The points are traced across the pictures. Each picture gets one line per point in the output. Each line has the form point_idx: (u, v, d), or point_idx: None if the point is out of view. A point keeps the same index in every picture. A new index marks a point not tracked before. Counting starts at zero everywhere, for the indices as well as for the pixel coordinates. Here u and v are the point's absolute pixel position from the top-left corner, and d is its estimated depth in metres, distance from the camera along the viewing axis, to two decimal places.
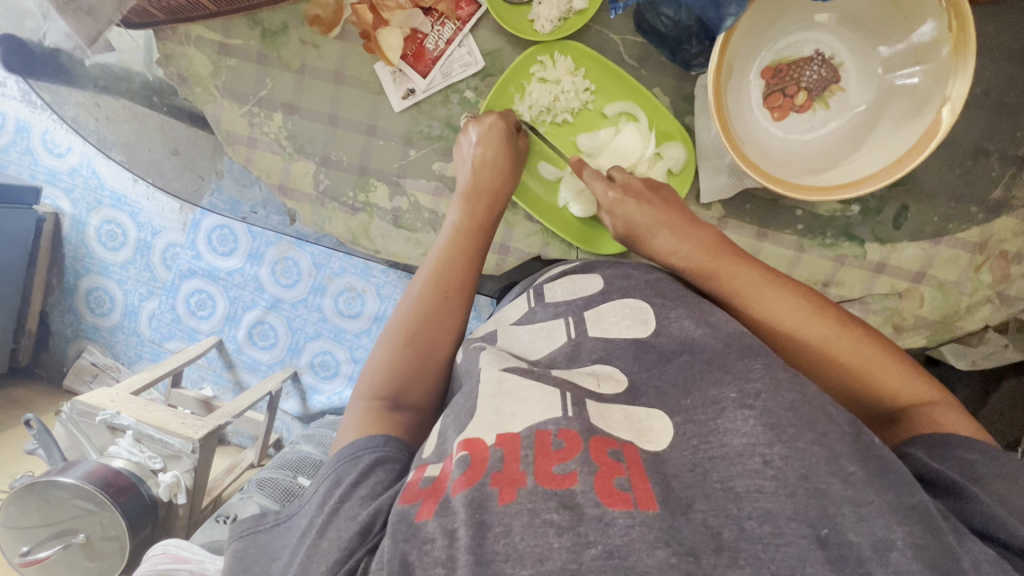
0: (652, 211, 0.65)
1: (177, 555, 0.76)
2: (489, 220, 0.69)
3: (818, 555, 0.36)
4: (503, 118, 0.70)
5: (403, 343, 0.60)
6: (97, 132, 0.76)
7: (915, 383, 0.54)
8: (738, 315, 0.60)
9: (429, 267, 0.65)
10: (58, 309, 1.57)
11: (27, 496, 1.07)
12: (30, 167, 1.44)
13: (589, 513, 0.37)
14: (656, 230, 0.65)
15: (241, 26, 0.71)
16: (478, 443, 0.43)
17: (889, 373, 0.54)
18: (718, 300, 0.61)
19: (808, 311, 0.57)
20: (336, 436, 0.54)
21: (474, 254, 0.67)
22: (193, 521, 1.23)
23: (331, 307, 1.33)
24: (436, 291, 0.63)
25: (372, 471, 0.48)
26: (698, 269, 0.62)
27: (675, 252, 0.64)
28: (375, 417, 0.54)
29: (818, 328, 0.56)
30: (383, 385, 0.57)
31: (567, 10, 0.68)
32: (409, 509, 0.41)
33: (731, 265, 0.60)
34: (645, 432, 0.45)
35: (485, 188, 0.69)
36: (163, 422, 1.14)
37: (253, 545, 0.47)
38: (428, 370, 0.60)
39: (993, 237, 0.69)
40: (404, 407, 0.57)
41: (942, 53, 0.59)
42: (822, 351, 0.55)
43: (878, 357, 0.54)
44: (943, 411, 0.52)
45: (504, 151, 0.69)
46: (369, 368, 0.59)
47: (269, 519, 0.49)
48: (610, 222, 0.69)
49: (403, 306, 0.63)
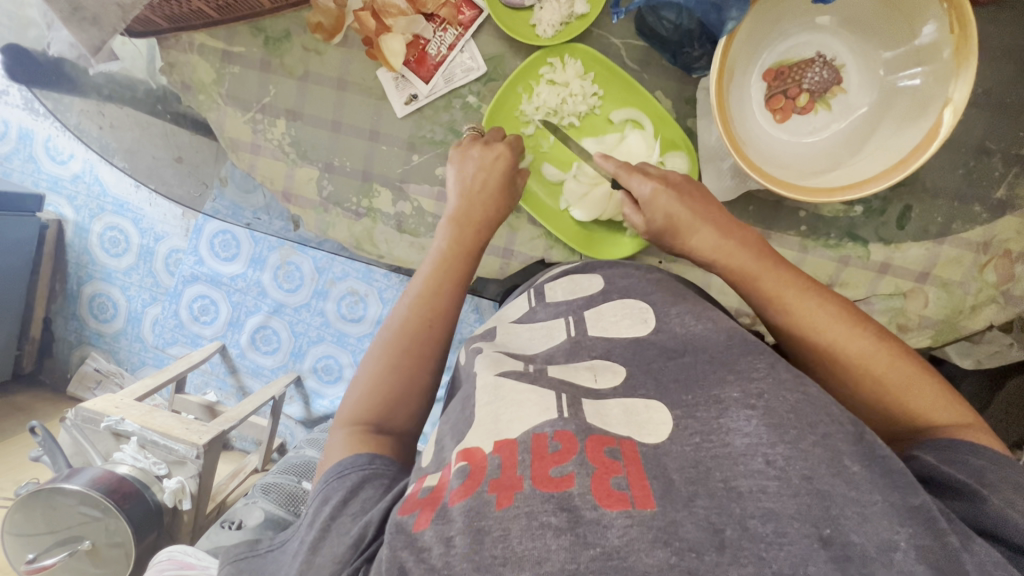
0: (695, 206, 0.64)
1: (182, 562, 0.75)
2: (476, 241, 0.68)
3: (821, 554, 0.36)
4: (510, 149, 0.69)
5: (385, 369, 0.59)
6: (101, 139, 0.77)
7: (947, 404, 0.53)
8: (774, 316, 0.59)
9: (414, 292, 0.64)
10: (62, 315, 1.57)
11: (32, 505, 1.07)
12: (34, 175, 1.44)
13: (586, 515, 0.37)
14: (700, 227, 0.64)
15: (244, 33, 0.72)
16: (476, 453, 0.43)
17: (921, 390, 0.53)
18: (753, 300, 0.61)
19: (848, 321, 0.56)
20: (322, 459, 0.55)
21: (460, 278, 0.66)
22: (197, 527, 1.23)
23: (334, 311, 1.33)
24: (421, 315, 0.62)
25: (362, 487, 0.49)
26: (739, 269, 0.61)
27: (716, 249, 0.63)
28: (359, 440, 0.54)
29: (855, 340, 0.55)
30: (366, 411, 0.57)
31: (569, 14, 0.69)
32: (406, 520, 0.41)
33: (775, 268, 0.60)
34: (642, 425, 0.45)
35: (474, 213, 0.68)
36: (167, 429, 1.14)
37: (246, 569, 0.48)
38: (411, 396, 0.59)
39: (997, 237, 0.69)
40: (388, 432, 0.57)
41: (943, 54, 0.59)
42: (856, 361, 0.54)
43: (913, 373, 0.53)
44: (976, 433, 0.51)
45: (502, 179, 0.69)
46: (351, 395, 0.59)
47: (263, 544, 0.50)
48: (644, 217, 0.67)
49: (386, 332, 0.62)
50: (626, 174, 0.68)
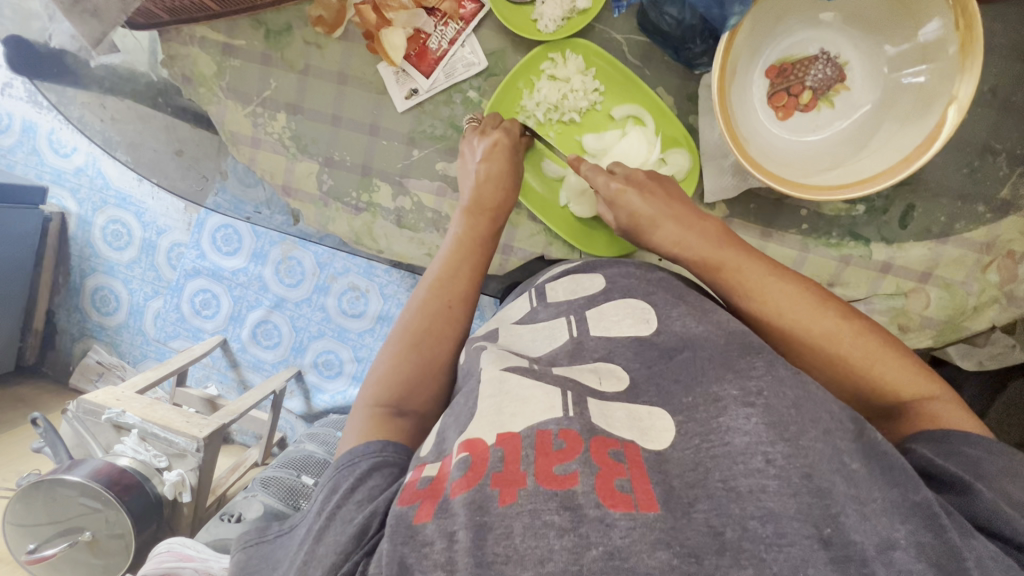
0: (656, 202, 0.64)
1: (181, 554, 0.75)
2: (492, 232, 0.69)
3: (821, 556, 0.36)
4: (507, 134, 0.69)
5: (409, 350, 0.60)
6: (103, 133, 0.76)
7: (916, 378, 0.53)
8: (741, 306, 0.59)
9: (432, 276, 0.65)
10: (64, 308, 1.58)
11: (33, 496, 1.08)
12: (36, 167, 1.44)
13: (590, 514, 0.37)
14: (661, 221, 0.63)
15: (245, 26, 0.72)
16: (479, 443, 0.43)
17: (889, 365, 0.53)
18: (720, 293, 0.60)
19: (810, 302, 0.56)
20: (341, 440, 0.55)
21: (476, 267, 0.67)
22: (197, 519, 1.23)
23: (335, 306, 1.33)
24: (442, 299, 0.63)
25: (370, 475, 0.48)
26: (703, 260, 0.61)
27: (679, 243, 0.62)
28: (378, 421, 0.54)
29: (819, 322, 0.55)
30: (387, 391, 0.57)
31: (571, 10, 0.68)
32: (407, 511, 0.41)
33: (737, 257, 0.59)
34: (646, 430, 0.44)
35: (488, 203, 0.68)
36: (167, 421, 1.15)
37: (256, 555, 0.48)
38: (433, 375, 0.60)
39: (1001, 237, 0.69)
40: (408, 414, 0.57)
41: (949, 51, 0.58)
42: (827, 344, 0.55)
43: (881, 349, 0.54)
44: (946, 406, 0.52)
45: (508, 166, 0.68)
46: (372, 375, 0.59)
47: (272, 531, 0.50)
48: (613, 215, 0.67)
49: (407, 315, 0.63)
50: (591, 172, 0.67)
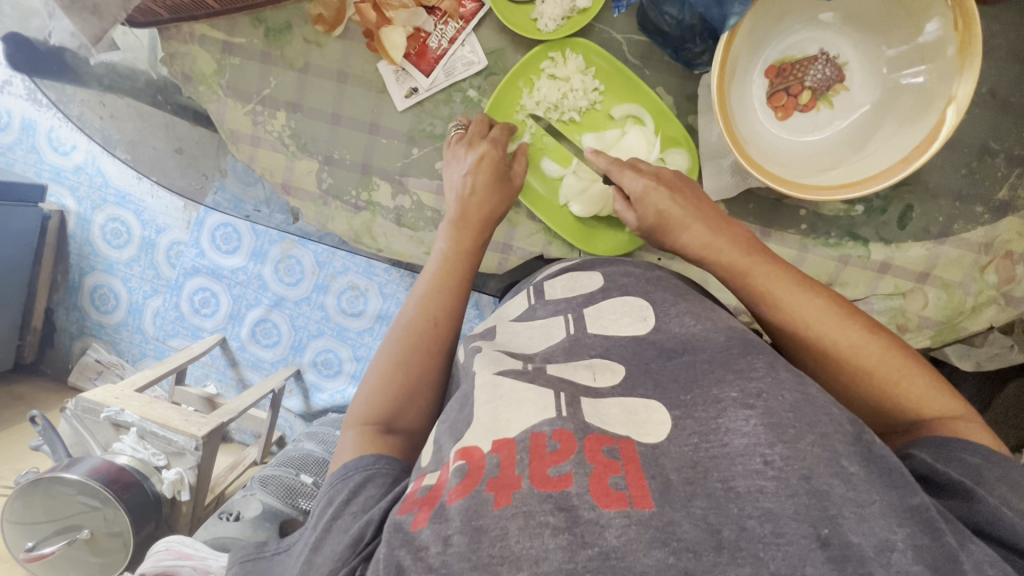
0: (684, 204, 0.64)
1: (179, 551, 0.75)
2: (479, 244, 0.69)
3: (818, 555, 0.36)
4: (494, 147, 0.69)
5: (395, 368, 0.59)
6: (103, 130, 0.76)
7: (938, 396, 0.53)
8: (765, 312, 0.59)
9: (419, 292, 0.65)
10: (63, 306, 1.58)
11: (32, 494, 1.08)
12: (36, 165, 1.44)
13: (585, 515, 0.37)
14: (691, 223, 0.64)
15: (246, 25, 0.72)
16: (474, 451, 0.43)
17: (912, 382, 0.53)
18: (744, 297, 0.61)
19: (836, 314, 0.56)
20: (332, 460, 0.55)
21: (462, 280, 0.66)
22: (195, 518, 1.23)
23: (334, 305, 1.33)
24: (427, 313, 0.63)
25: (364, 487, 0.49)
26: (729, 266, 0.61)
27: (706, 245, 0.63)
28: (368, 441, 0.54)
29: (844, 333, 0.55)
30: (375, 411, 0.57)
31: (571, 9, 0.68)
32: (404, 519, 0.41)
33: (764, 264, 0.60)
34: (642, 424, 0.45)
35: (475, 217, 0.68)
36: (166, 419, 1.15)
37: (253, 570, 0.48)
38: (422, 390, 0.60)
39: (999, 238, 0.69)
40: (398, 431, 0.57)
41: (947, 52, 0.58)
42: (849, 355, 0.54)
43: (905, 365, 0.54)
44: (967, 425, 0.51)
45: (495, 178, 0.69)
46: (359, 396, 0.59)
47: (270, 548, 0.50)
48: (637, 214, 0.67)
49: (395, 332, 0.62)
50: (618, 170, 0.68)
